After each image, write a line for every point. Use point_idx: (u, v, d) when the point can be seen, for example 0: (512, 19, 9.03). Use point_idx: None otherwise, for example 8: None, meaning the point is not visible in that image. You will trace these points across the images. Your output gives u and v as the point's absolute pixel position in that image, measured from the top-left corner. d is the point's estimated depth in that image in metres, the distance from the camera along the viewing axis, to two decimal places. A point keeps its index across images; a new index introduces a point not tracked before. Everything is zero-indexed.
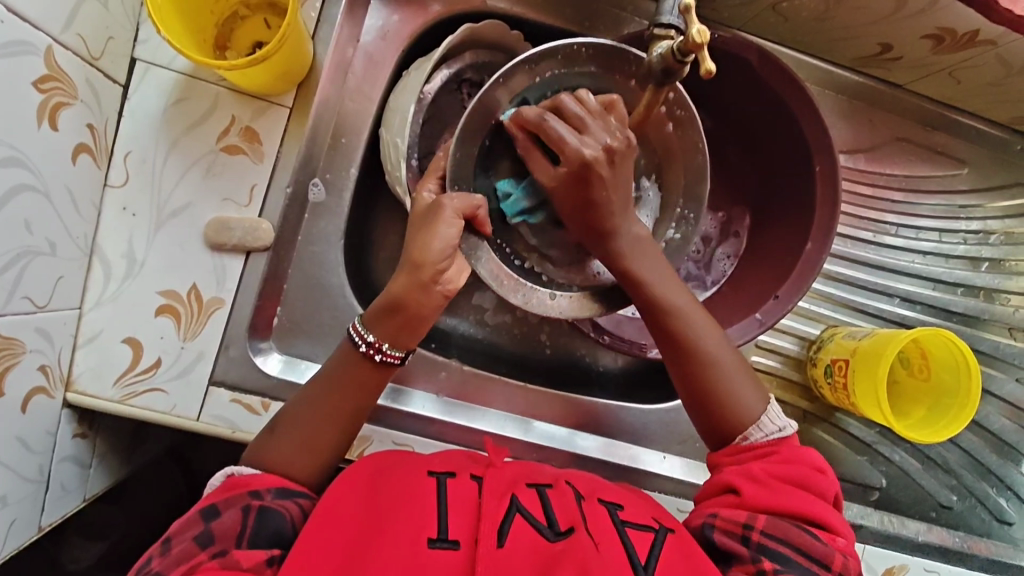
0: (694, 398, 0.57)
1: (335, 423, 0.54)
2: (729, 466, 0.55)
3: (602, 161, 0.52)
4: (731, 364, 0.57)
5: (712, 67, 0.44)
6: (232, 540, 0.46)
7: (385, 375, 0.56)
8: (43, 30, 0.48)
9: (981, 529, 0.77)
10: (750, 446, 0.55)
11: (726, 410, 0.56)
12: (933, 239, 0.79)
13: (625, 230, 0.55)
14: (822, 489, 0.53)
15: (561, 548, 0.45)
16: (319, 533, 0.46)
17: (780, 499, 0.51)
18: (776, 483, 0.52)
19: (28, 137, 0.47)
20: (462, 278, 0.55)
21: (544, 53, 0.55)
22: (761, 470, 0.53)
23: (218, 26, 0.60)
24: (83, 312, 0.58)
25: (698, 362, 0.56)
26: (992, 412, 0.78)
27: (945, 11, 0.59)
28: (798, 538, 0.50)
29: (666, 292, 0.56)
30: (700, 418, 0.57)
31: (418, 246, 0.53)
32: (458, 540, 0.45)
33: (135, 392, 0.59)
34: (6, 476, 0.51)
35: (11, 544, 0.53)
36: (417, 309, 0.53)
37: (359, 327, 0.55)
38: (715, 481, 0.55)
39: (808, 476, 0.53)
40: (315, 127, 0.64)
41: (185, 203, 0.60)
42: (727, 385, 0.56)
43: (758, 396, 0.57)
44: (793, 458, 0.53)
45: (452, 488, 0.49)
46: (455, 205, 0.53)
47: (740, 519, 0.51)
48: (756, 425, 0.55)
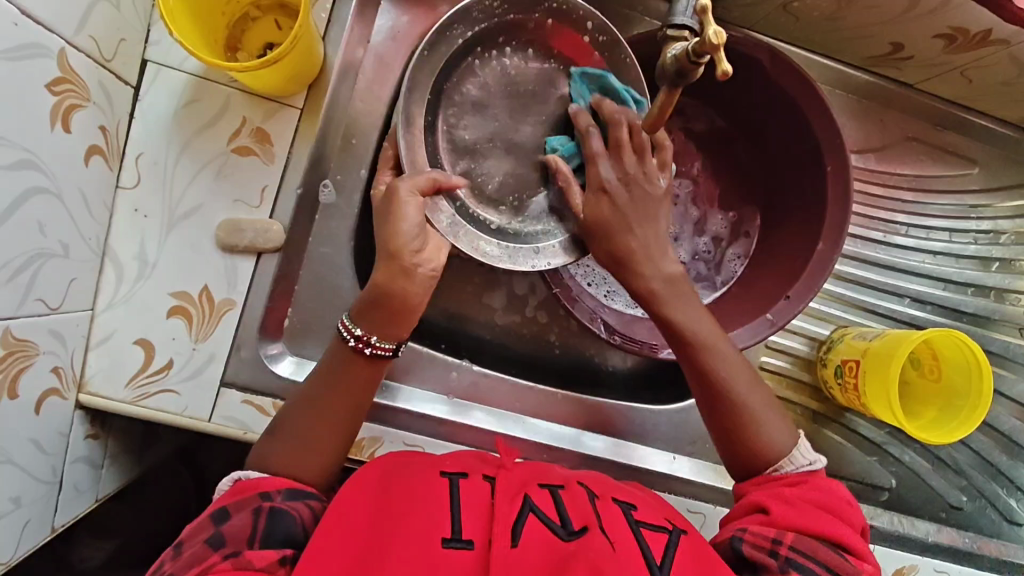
0: (723, 433, 0.58)
1: (335, 419, 0.54)
2: (755, 491, 0.55)
3: (618, 189, 0.57)
4: (758, 398, 0.58)
5: (728, 68, 0.44)
6: (245, 541, 0.46)
7: (380, 367, 0.56)
8: (56, 32, 0.48)
9: (991, 530, 0.77)
10: (780, 477, 0.55)
11: (757, 444, 0.56)
12: (944, 239, 0.78)
13: (654, 270, 0.58)
14: (849, 519, 0.53)
15: (573, 548, 0.45)
16: (334, 535, 0.46)
17: (808, 520, 0.51)
18: (805, 505, 0.52)
19: (41, 140, 0.47)
20: (442, 254, 0.56)
21: (458, 15, 0.57)
22: (791, 493, 0.53)
23: (229, 28, 0.60)
24: (95, 313, 0.58)
25: (725, 394, 0.57)
26: (1002, 413, 0.78)
27: (958, 11, 0.58)
28: (829, 559, 0.49)
29: (695, 326, 0.58)
30: (727, 449, 0.58)
31: (390, 233, 0.54)
32: (471, 541, 0.45)
33: (148, 394, 0.59)
34: (21, 478, 0.51)
35: (25, 545, 0.53)
36: (401, 299, 0.54)
37: (346, 321, 0.55)
38: (743, 503, 0.55)
39: (836, 503, 0.53)
40: (325, 128, 0.64)
41: (196, 204, 0.60)
42: (757, 420, 0.57)
43: (786, 428, 0.57)
44: (823, 486, 0.54)
45: (464, 489, 0.49)
46: (412, 183, 0.54)
47: (770, 535, 0.50)
48: (786, 459, 0.56)
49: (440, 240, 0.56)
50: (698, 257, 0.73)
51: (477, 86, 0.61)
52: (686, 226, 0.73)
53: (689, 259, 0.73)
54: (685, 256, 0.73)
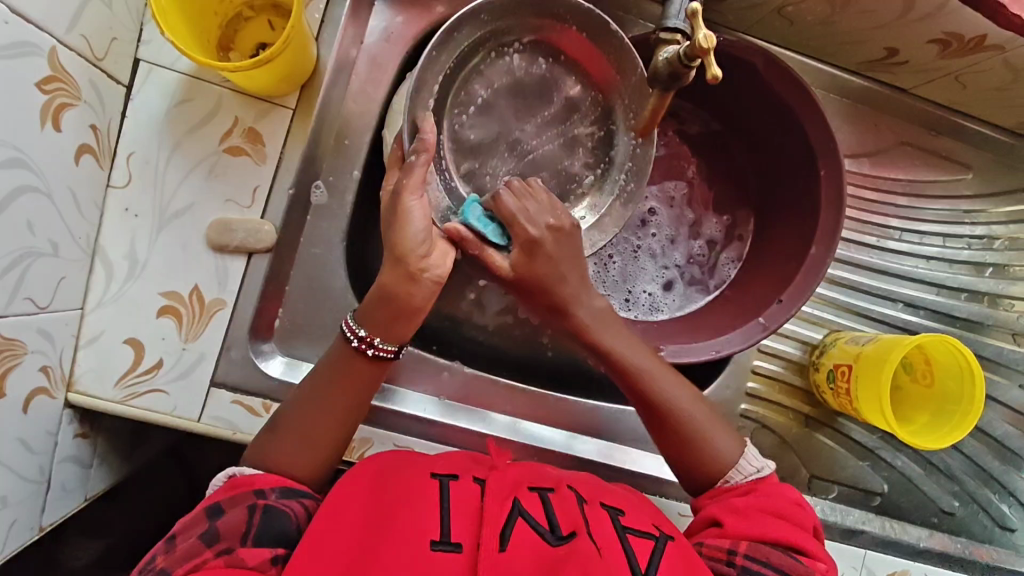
0: (681, 471, 0.57)
1: (333, 419, 0.54)
2: (709, 504, 0.55)
3: (547, 237, 0.55)
4: (701, 412, 0.57)
5: (718, 72, 0.44)
6: (237, 539, 0.46)
7: (381, 369, 0.56)
8: (47, 30, 0.47)
9: (982, 535, 0.77)
10: (730, 488, 0.55)
11: (709, 464, 0.56)
12: (938, 244, 0.78)
13: (585, 304, 0.57)
14: (800, 520, 0.53)
15: (563, 552, 0.45)
16: (319, 540, 0.46)
17: (760, 528, 0.51)
18: (755, 514, 0.52)
19: (31, 139, 0.47)
20: (448, 262, 0.55)
21: (469, 13, 0.57)
22: (741, 503, 0.53)
23: (222, 27, 0.60)
24: (84, 313, 0.58)
25: (670, 425, 0.57)
26: (994, 418, 0.78)
27: (953, 16, 0.58)
28: (783, 563, 0.50)
29: (628, 353, 0.57)
30: (679, 472, 0.58)
31: (398, 237, 0.53)
32: (461, 543, 0.45)
33: (137, 393, 0.59)
34: (7, 477, 0.50)
35: (11, 545, 0.53)
36: (409, 301, 0.54)
37: (351, 323, 0.55)
38: (699, 517, 0.55)
39: (785, 506, 0.53)
40: (319, 129, 0.64)
41: (187, 203, 0.60)
42: (705, 437, 0.56)
43: (733, 437, 0.57)
44: (769, 492, 0.54)
45: (454, 491, 0.49)
46: (417, 179, 0.53)
47: (724, 546, 0.51)
48: (734, 469, 0.56)
49: (447, 246, 0.56)
50: (692, 260, 0.74)
51: (483, 88, 0.63)
52: (681, 229, 0.74)
53: (683, 262, 0.73)
54: (678, 258, 0.74)
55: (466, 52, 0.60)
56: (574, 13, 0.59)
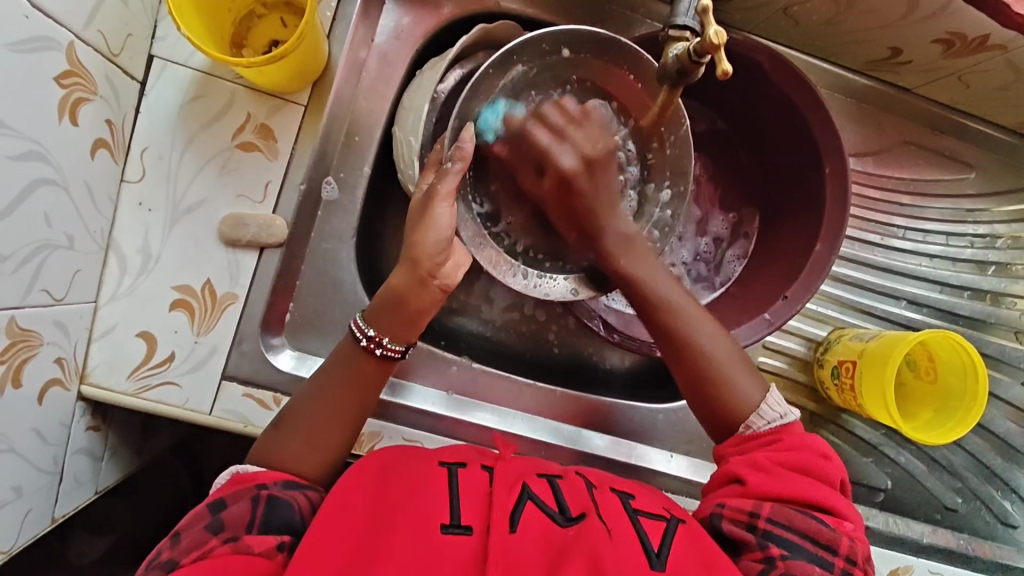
0: (703, 407, 0.58)
1: (338, 419, 0.55)
2: (733, 456, 0.55)
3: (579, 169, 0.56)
4: (724, 354, 0.57)
5: (729, 68, 0.45)
6: (243, 528, 0.46)
7: (386, 369, 0.57)
8: (65, 26, 0.48)
9: (985, 532, 0.77)
10: (755, 436, 0.55)
11: (728, 401, 0.57)
12: (941, 242, 0.79)
13: (610, 224, 0.58)
14: (825, 475, 0.53)
15: (572, 535, 0.46)
16: (331, 519, 0.46)
17: (784, 486, 0.51)
18: (778, 471, 0.52)
19: (49, 132, 0.48)
20: (457, 273, 0.57)
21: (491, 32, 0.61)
22: (765, 457, 0.53)
23: (235, 24, 0.61)
24: (98, 306, 0.59)
25: (693, 358, 0.57)
26: (997, 415, 0.78)
27: (956, 16, 0.59)
28: (806, 524, 0.50)
29: (654, 284, 0.58)
30: (700, 410, 0.58)
31: (418, 241, 0.54)
32: (470, 526, 0.45)
33: (149, 385, 0.60)
34: (23, 467, 0.51)
35: (25, 535, 0.54)
36: (417, 305, 0.55)
37: (361, 323, 0.56)
38: (722, 471, 0.55)
39: (810, 460, 0.53)
40: (329, 126, 0.65)
41: (200, 198, 0.61)
42: (726, 379, 0.57)
43: (755, 382, 0.57)
44: (795, 444, 0.54)
45: (462, 477, 0.50)
46: (449, 186, 0.53)
47: (746, 507, 0.51)
48: (756, 416, 0.56)
49: (461, 256, 0.57)
50: (699, 257, 0.74)
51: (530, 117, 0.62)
52: (689, 226, 0.74)
53: (690, 260, 0.74)
54: (686, 256, 0.74)
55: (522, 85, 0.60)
56: (630, 58, 0.59)
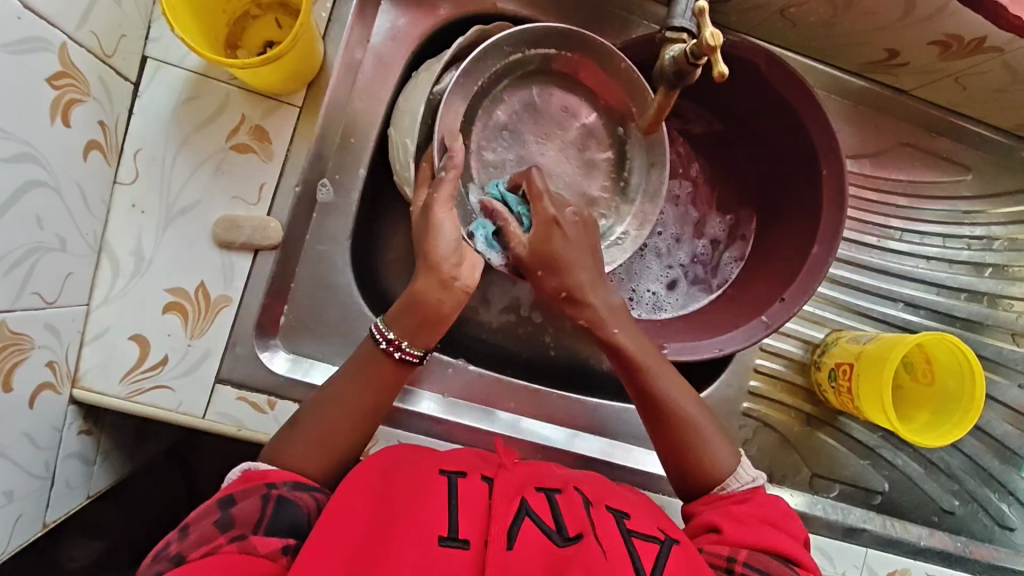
0: (676, 470, 0.58)
1: (356, 423, 0.55)
2: (704, 511, 0.55)
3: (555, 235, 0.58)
4: (700, 420, 0.58)
5: (724, 70, 0.45)
6: (250, 526, 0.46)
7: (404, 372, 0.57)
8: (58, 27, 0.48)
9: (983, 535, 0.77)
10: (727, 495, 0.56)
11: (703, 464, 0.57)
12: (938, 244, 0.79)
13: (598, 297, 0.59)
14: (793, 532, 0.54)
15: (570, 553, 0.44)
16: (326, 533, 0.45)
17: (758, 536, 0.51)
18: (754, 522, 0.52)
19: (41, 133, 0.47)
20: (476, 273, 0.56)
21: (492, 47, 0.58)
22: (740, 511, 0.54)
23: (229, 25, 0.60)
24: (90, 309, 0.58)
25: (671, 424, 0.58)
26: (994, 418, 0.78)
27: (953, 19, 0.59)
28: (780, 571, 0.50)
29: (641, 354, 0.59)
30: (674, 471, 0.58)
31: (430, 245, 0.54)
32: (468, 540, 0.44)
33: (142, 389, 0.59)
34: (13, 472, 0.51)
35: (16, 540, 0.53)
36: (437, 309, 0.55)
37: (381, 326, 0.56)
38: (694, 524, 0.55)
39: (783, 519, 0.54)
40: (324, 128, 0.64)
41: (194, 200, 0.60)
42: (702, 440, 0.58)
43: (729, 447, 0.58)
44: (765, 503, 0.55)
45: (462, 489, 0.49)
46: (447, 193, 0.55)
47: (724, 552, 0.51)
48: (733, 477, 0.57)
49: (476, 257, 0.57)
50: (696, 260, 0.74)
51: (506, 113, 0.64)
52: (686, 229, 0.75)
53: (687, 262, 0.74)
54: (683, 258, 0.74)
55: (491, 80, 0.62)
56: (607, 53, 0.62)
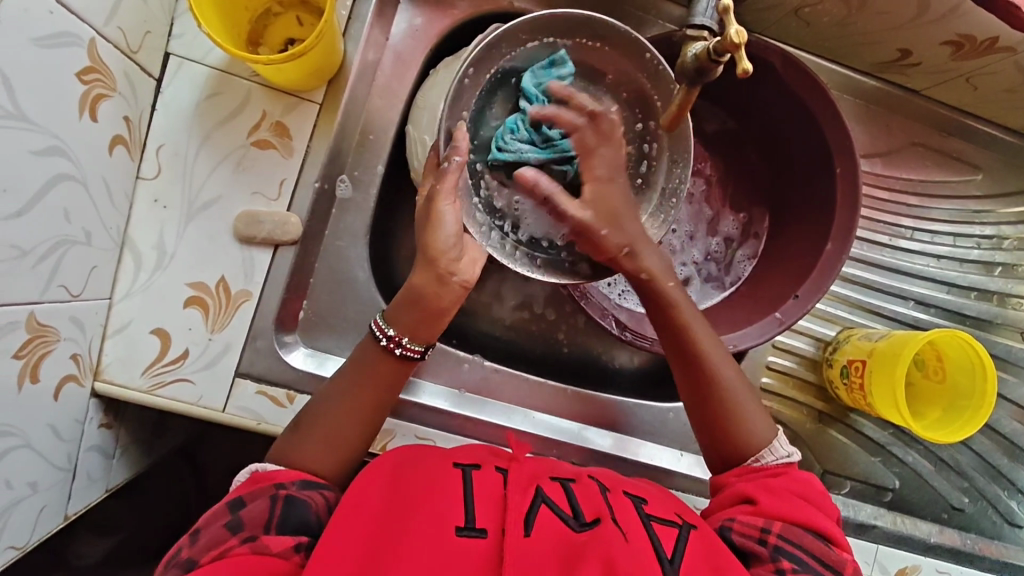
0: (710, 433, 0.59)
1: (358, 421, 0.55)
2: (739, 481, 0.56)
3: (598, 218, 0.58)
4: (741, 391, 0.59)
5: (749, 67, 0.45)
6: (260, 527, 0.46)
7: (406, 369, 0.57)
8: (87, 22, 0.48)
9: (992, 531, 0.78)
10: (762, 467, 0.56)
11: (738, 433, 0.58)
12: (948, 243, 0.79)
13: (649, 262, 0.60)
14: (825, 508, 0.55)
15: (586, 538, 0.45)
16: (344, 524, 0.46)
17: (793, 510, 0.52)
18: (790, 495, 0.53)
19: (70, 127, 0.48)
20: (475, 269, 0.57)
21: (508, 33, 0.57)
22: (777, 483, 0.54)
23: (252, 22, 0.61)
24: (113, 303, 0.59)
25: (712, 389, 0.59)
26: (1003, 416, 0.79)
27: (967, 18, 0.60)
28: (814, 545, 0.51)
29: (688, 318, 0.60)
30: (708, 436, 0.59)
31: (429, 240, 0.54)
32: (485, 529, 0.45)
33: (163, 382, 0.60)
34: (38, 463, 0.51)
35: (39, 531, 0.54)
36: (437, 305, 0.56)
37: (380, 322, 0.57)
38: (728, 492, 0.56)
39: (814, 493, 0.55)
40: (343, 125, 0.65)
41: (215, 195, 0.61)
42: (741, 410, 0.58)
43: (767, 421, 0.59)
44: (801, 478, 0.55)
45: (476, 480, 0.50)
46: (449, 185, 0.53)
47: (759, 523, 0.52)
48: (767, 450, 0.57)
49: (476, 252, 0.57)
50: (710, 257, 0.75)
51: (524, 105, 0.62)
52: (700, 226, 0.75)
53: (701, 259, 0.74)
54: (697, 255, 0.75)
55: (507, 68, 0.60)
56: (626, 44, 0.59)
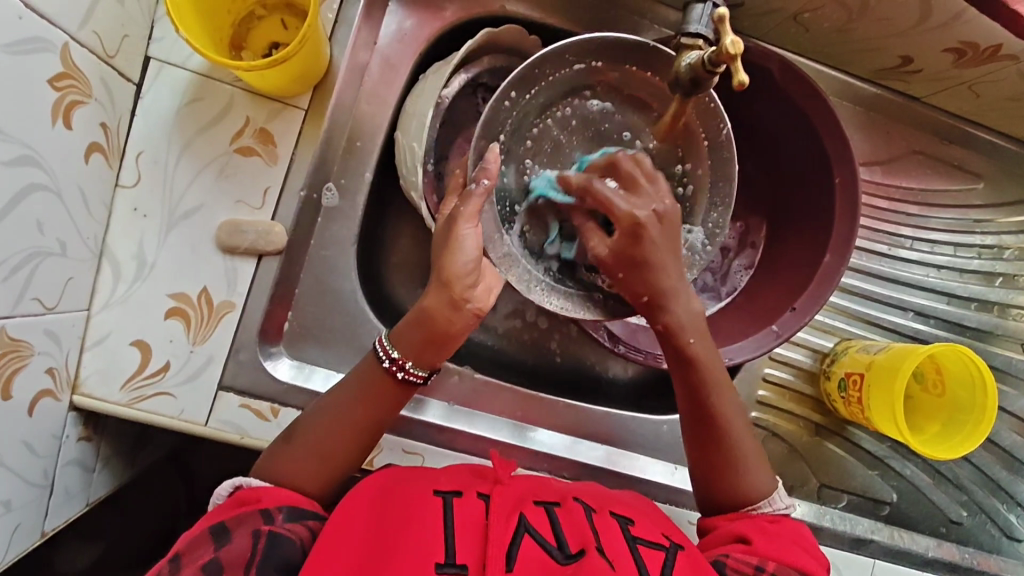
0: (707, 477, 0.57)
1: (351, 441, 0.54)
2: (734, 523, 0.54)
3: (652, 223, 0.54)
4: (747, 442, 0.57)
5: (744, 79, 0.44)
6: (241, 566, 0.44)
7: (406, 392, 0.55)
8: (60, 27, 0.47)
9: (990, 545, 0.76)
10: (759, 515, 0.55)
11: (736, 484, 0.56)
12: (948, 253, 0.78)
13: (680, 303, 0.56)
14: (819, 558, 0.53)
15: (573, 571, 0.44)
16: (323, 559, 0.44)
17: (788, 553, 0.51)
18: (786, 540, 0.52)
19: (42, 136, 0.46)
20: (489, 296, 0.55)
21: (552, 54, 0.57)
22: (773, 529, 0.53)
23: (234, 25, 0.59)
24: (91, 314, 0.57)
25: (717, 434, 0.57)
26: (1003, 428, 0.78)
27: (970, 25, 0.58)
28: None
29: (706, 359, 0.57)
30: (703, 480, 0.57)
31: (446, 263, 0.52)
32: (465, 565, 0.43)
33: (143, 396, 0.58)
34: (11, 481, 0.49)
35: (14, 550, 0.52)
36: (445, 328, 0.53)
37: (385, 343, 0.55)
38: (722, 534, 0.54)
39: (813, 545, 0.54)
40: (330, 131, 0.63)
41: (197, 204, 0.59)
42: (743, 461, 0.56)
43: (767, 472, 0.57)
44: (795, 527, 0.54)
45: (458, 508, 0.48)
46: (473, 209, 0.52)
47: (751, 561, 0.50)
48: (767, 501, 0.56)
49: (492, 279, 0.55)
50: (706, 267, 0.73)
51: (562, 126, 0.61)
52: None
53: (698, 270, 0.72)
54: None
55: (550, 89, 0.60)
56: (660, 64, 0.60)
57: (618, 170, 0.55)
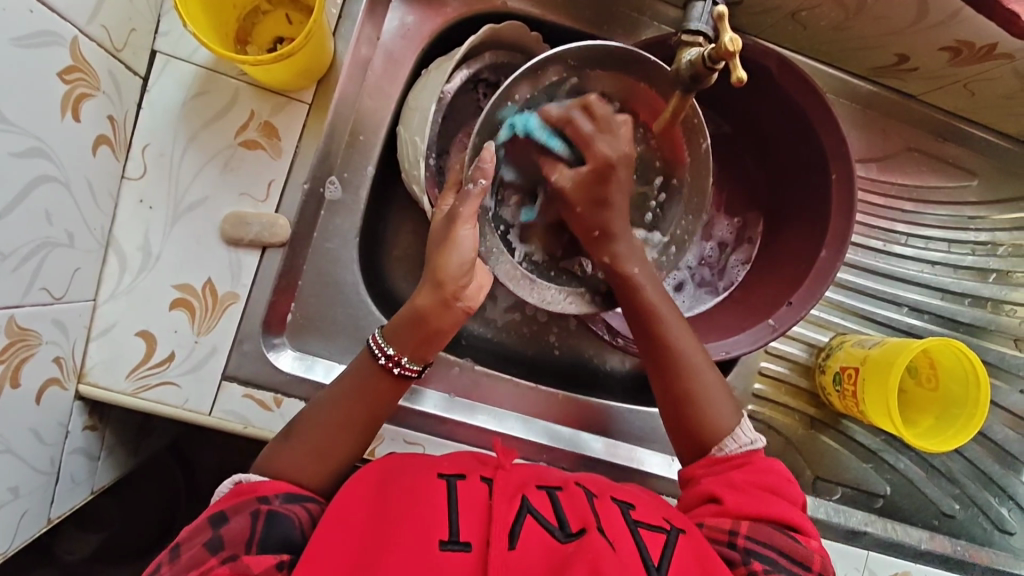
0: (673, 411, 0.59)
1: (348, 436, 0.54)
2: (704, 477, 0.56)
3: (620, 163, 0.58)
4: (709, 380, 0.59)
5: (742, 75, 0.46)
6: (242, 545, 0.45)
7: (401, 387, 0.56)
8: (69, 21, 0.47)
9: (982, 538, 0.78)
10: (724, 458, 0.56)
11: (702, 418, 0.58)
12: (942, 249, 0.79)
13: (623, 236, 0.60)
14: (790, 494, 0.55)
15: (573, 550, 0.44)
16: (328, 543, 0.45)
17: (758, 506, 0.52)
18: (754, 491, 0.53)
19: (51, 129, 0.47)
20: (480, 294, 0.55)
21: (559, 55, 0.55)
22: (741, 479, 0.54)
23: (239, 20, 0.60)
24: (97, 304, 0.58)
25: (676, 372, 0.59)
26: (995, 422, 0.79)
27: (965, 24, 0.59)
28: (781, 542, 0.51)
29: (656, 302, 0.60)
30: (670, 413, 0.59)
31: (439, 264, 0.53)
32: (469, 542, 0.44)
33: (148, 385, 0.59)
34: (20, 467, 0.50)
35: (21, 536, 0.53)
36: (437, 325, 0.54)
37: (380, 340, 0.55)
38: (695, 491, 0.56)
39: (781, 483, 0.55)
40: (333, 124, 0.64)
41: (202, 196, 0.60)
42: (706, 396, 0.58)
43: (733, 409, 0.58)
44: (763, 468, 0.55)
45: (462, 490, 0.49)
46: (472, 209, 0.52)
47: (725, 527, 0.51)
48: (729, 437, 0.57)
49: (483, 278, 0.56)
50: (703, 262, 0.74)
51: None
52: None
53: (695, 264, 0.74)
54: (691, 260, 0.74)
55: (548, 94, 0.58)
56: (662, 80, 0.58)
57: (592, 110, 0.57)
